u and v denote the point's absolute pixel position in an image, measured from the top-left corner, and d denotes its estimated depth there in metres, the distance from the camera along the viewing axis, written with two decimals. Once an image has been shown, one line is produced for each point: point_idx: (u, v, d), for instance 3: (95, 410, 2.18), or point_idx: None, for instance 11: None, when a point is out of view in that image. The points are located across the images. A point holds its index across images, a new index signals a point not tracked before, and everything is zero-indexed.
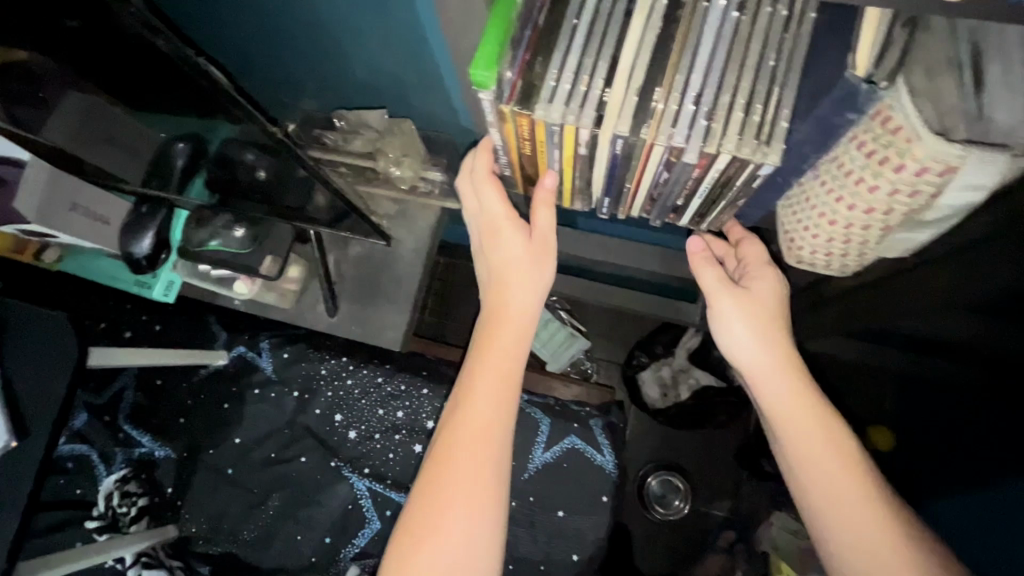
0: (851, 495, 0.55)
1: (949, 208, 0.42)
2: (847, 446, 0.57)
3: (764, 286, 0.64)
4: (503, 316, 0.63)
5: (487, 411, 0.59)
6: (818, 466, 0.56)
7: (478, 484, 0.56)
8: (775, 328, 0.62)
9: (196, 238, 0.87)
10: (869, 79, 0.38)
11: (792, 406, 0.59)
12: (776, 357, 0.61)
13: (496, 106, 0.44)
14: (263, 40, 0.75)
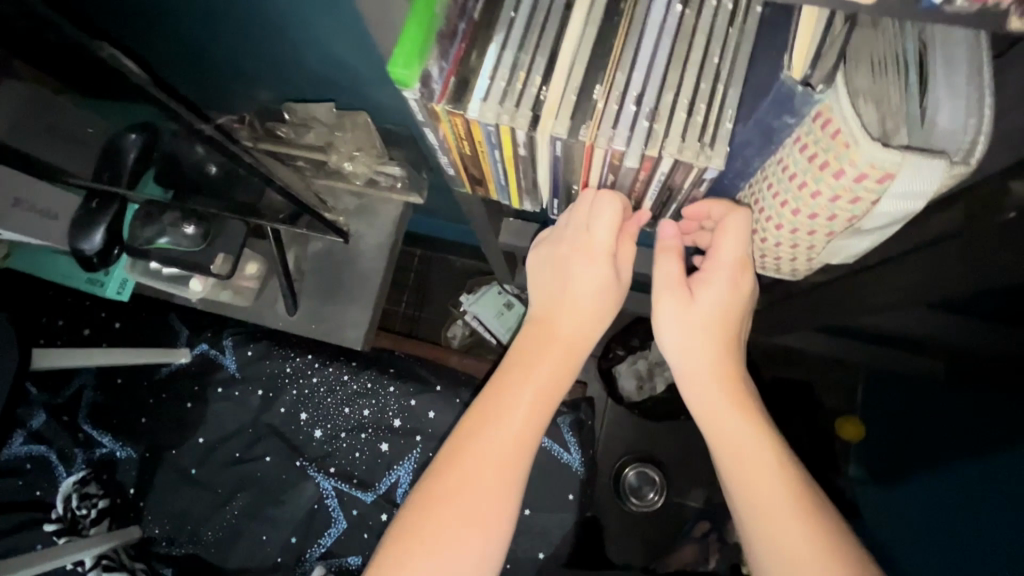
0: (802, 549, 0.47)
1: (889, 216, 0.41)
2: (800, 490, 0.50)
3: (716, 285, 0.54)
4: (552, 340, 0.56)
5: (519, 433, 0.53)
6: (767, 512, 0.49)
7: (503, 486, 0.51)
8: (717, 342, 0.55)
9: (143, 235, 0.81)
10: (804, 82, 0.36)
11: (737, 440, 0.52)
12: (722, 378, 0.54)
13: (426, 105, 0.41)
14: (209, 26, 0.71)
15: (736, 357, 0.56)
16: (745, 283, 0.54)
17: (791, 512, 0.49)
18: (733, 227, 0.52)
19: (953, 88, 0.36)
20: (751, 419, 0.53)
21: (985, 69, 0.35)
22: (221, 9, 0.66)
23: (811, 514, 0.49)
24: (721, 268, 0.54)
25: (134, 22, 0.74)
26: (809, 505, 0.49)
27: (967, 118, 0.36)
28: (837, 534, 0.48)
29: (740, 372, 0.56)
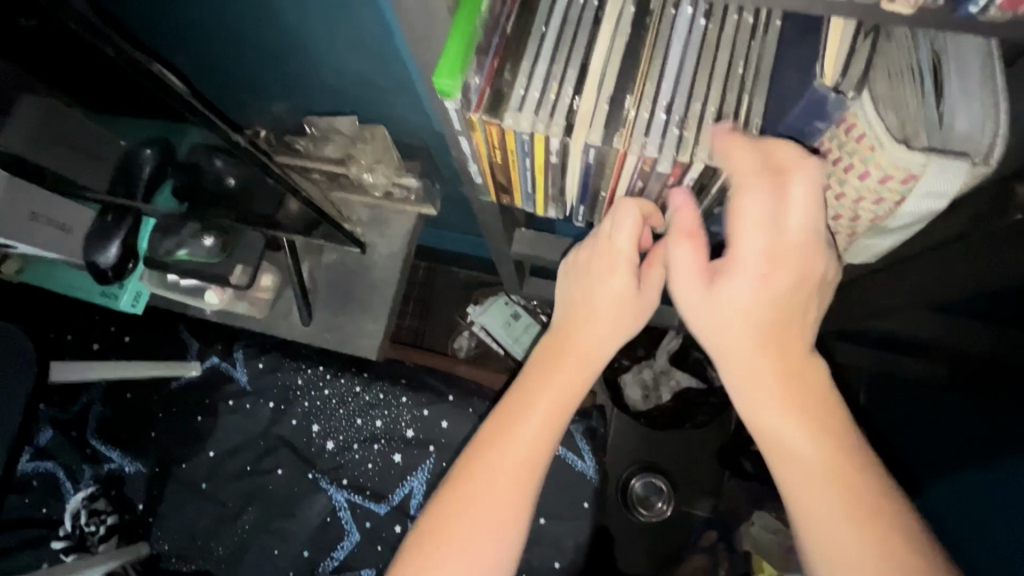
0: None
1: (912, 216, 0.43)
2: (873, 506, 0.42)
3: (749, 260, 0.44)
4: (567, 353, 0.56)
5: (534, 444, 0.51)
6: (832, 538, 0.42)
7: (514, 499, 0.50)
8: (759, 330, 0.45)
9: (163, 247, 0.84)
10: (836, 89, 0.38)
11: (793, 444, 0.44)
12: (774, 380, 0.45)
13: (464, 114, 0.43)
14: (231, 43, 0.73)
15: (794, 346, 0.46)
16: (785, 250, 0.44)
17: (861, 537, 0.41)
18: (747, 163, 0.41)
19: (971, 95, 0.38)
20: (813, 424, 0.44)
21: (999, 76, 0.37)
22: (245, 27, 0.68)
23: (886, 537, 0.41)
24: (753, 235, 0.44)
25: (156, 40, 0.76)
26: (887, 526, 0.41)
27: (984, 121, 0.38)
28: (920, 559, 0.41)
29: (803, 363, 0.46)
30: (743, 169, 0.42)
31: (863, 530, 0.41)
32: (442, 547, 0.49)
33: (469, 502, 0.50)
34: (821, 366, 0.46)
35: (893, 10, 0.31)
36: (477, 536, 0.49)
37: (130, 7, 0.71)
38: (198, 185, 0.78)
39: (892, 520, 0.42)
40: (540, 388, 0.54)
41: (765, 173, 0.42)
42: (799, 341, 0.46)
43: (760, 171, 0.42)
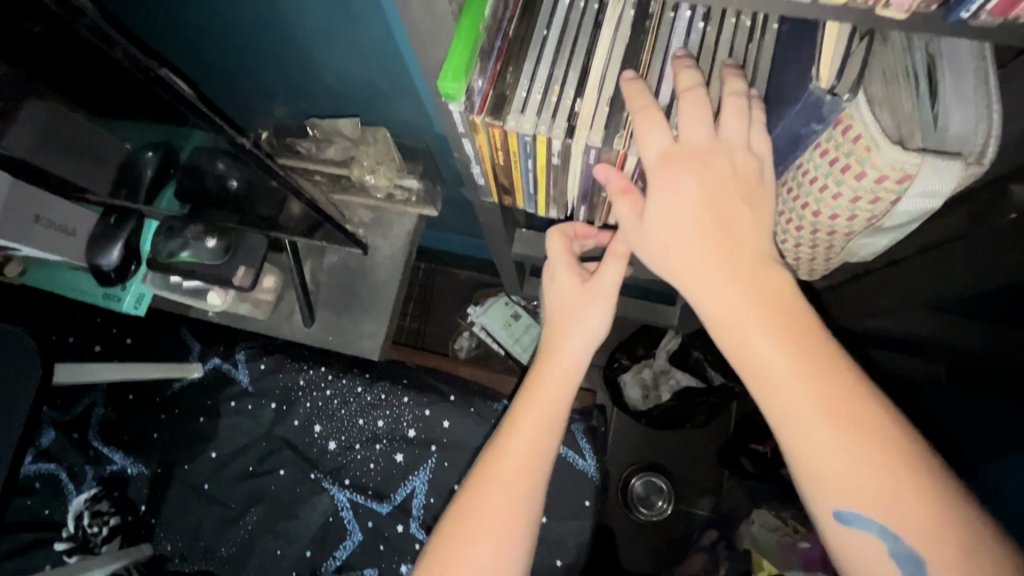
0: (852, 472, 0.40)
1: (907, 215, 0.44)
2: (851, 406, 0.41)
3: (686, 176, 0.43)
4: (552, 373, 0.59)
5: (526, 462, 0.55)
6: (812, 444, 0.41)
7: (513, 519, 0.53)
8: (708, 235, 0.44)
9: (166, 248, 0.86)
10: (831, 92, 0.38)
11: (758, 354, 0.42)
12: (737, 291, 0.43)
13: (467, 117, 0.44)
14: (234, 46, 0.74)
15: (748, 251, 0.44)
16: (722, 164, 0.43)
17: (840, 439, 0.40)
18: (691, 100, 0.42)
19: (964, 97, 0.39)
20: (779, 330, 0.42)
21: (993, 77, 0.38)
22: (248, 30, 0.69)
23: (865, 435, 0.40)
24: (688, 153, 0.43)
25: (159, 43, 0.77)
26: (866, 425, 0.40)
27: (977, 122, 0.39)
28: (899, 453, 0.40)
29: (760, 269, 0.44)
30: (636, 107, 0.42)
31: (842, 432, 0.40)
32: (462, 548, 0.52)
33: (484, 504, 0.53)
34: (780, 268, 0.44)
35: (887, 17, 0.33)
36: (494, 533, 0.52)
37: (133, 11, 0.72)
38: (200, 187, 0.79)
39: (870, 416, 0.41)
40: (539, 388, 0.58)
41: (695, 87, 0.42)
42: (752, 248, 0.44)
43: (697, 95, 0.41)
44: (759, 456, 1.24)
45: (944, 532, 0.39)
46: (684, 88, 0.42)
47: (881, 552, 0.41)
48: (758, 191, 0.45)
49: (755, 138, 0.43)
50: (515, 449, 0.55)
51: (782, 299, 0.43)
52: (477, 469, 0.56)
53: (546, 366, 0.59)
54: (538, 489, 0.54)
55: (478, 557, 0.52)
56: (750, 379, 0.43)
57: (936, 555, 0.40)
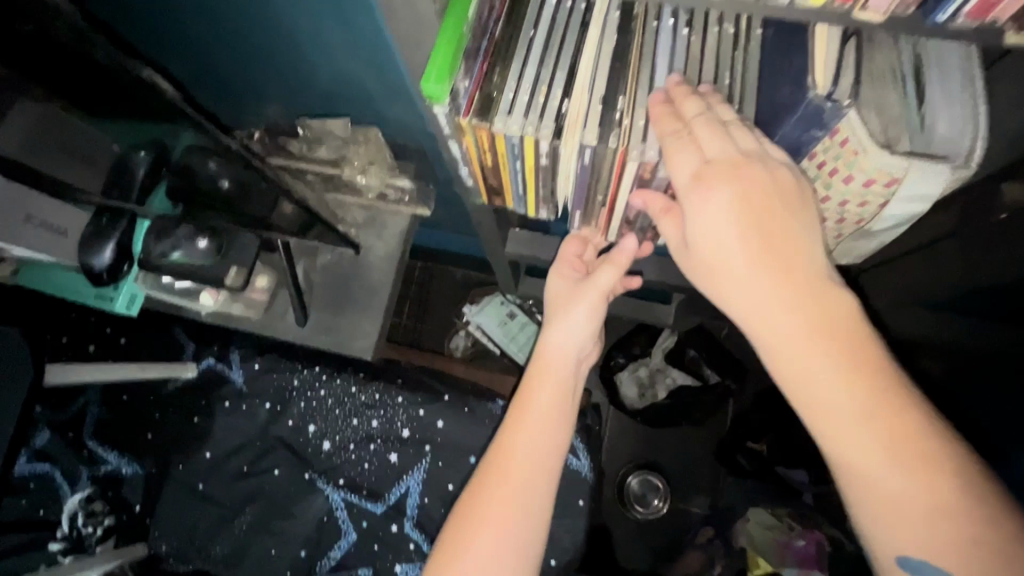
0: (914, 509, 0.39)
1: (897, 218, 0.44)
2: (911, 438, 0.39)
3: (723, 194, 0.42)
4: (555, 371, 0.61)
5: (530, 456, 0.56)
6: (869, 475, 0.40)
7: (519, 509, 0.54)
8: (762, 259, 0.42)
9: (158, 250, 0.84)
10: (830, 98, 0.38)
11: (814, 384, 0.41)
12: (793, 317, 0.41)
13: (452, 118, 0.44)
14: (225, 46, 0.74)
15: (804, 274, 0.42)
16: (760, 178, 0.41)
17: (899, 471, 0.39)
18: (688, 105, 0.41)
19: (953, 98, 0.39)
20: (838, 357, 0.40)
21: (978, 80, 0.38)
22: (239, 30, 0.69)
23: (928, 471, 0.39)
24: (724, 171, 0.42)
25: (150, 43, 0.77)
26: (928, 459, 0.39)
27: (964, 125, 0.39)
28: (963, 491, 0.38)
29: (816, 291, 0.42)
30: (664, 129, 0.42)
31: (900, 464, 0.39)
32: (465, 540, 0.53)
33: (487, 496, 0.54)
34: (840, 291, 0.42)
35: (864, 19, 0.35)
36: (498, 525, 0.53)
37: (123, 12, 0.72)
38: (192, 188, 0.78)
39: (930, 449, 0.39)
40: (539, 387, 0.60)
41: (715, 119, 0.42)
42: (806, 268, 0.42)
43: (707, 118, 0.41)
44: (755, 454, 1.27)
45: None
46: (690, 116, 0.41)
47: None
48: (800, 201, 0.43)
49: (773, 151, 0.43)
50: (521, 444, 0.57)
51: (840, 327, 0.41)
52: (486, 467, 0.57)
53: (544, 364, 0.62)
54: (543, 482, 0.55)
55: (481, 546, 0.52)
56: (806, 408, 0.41)
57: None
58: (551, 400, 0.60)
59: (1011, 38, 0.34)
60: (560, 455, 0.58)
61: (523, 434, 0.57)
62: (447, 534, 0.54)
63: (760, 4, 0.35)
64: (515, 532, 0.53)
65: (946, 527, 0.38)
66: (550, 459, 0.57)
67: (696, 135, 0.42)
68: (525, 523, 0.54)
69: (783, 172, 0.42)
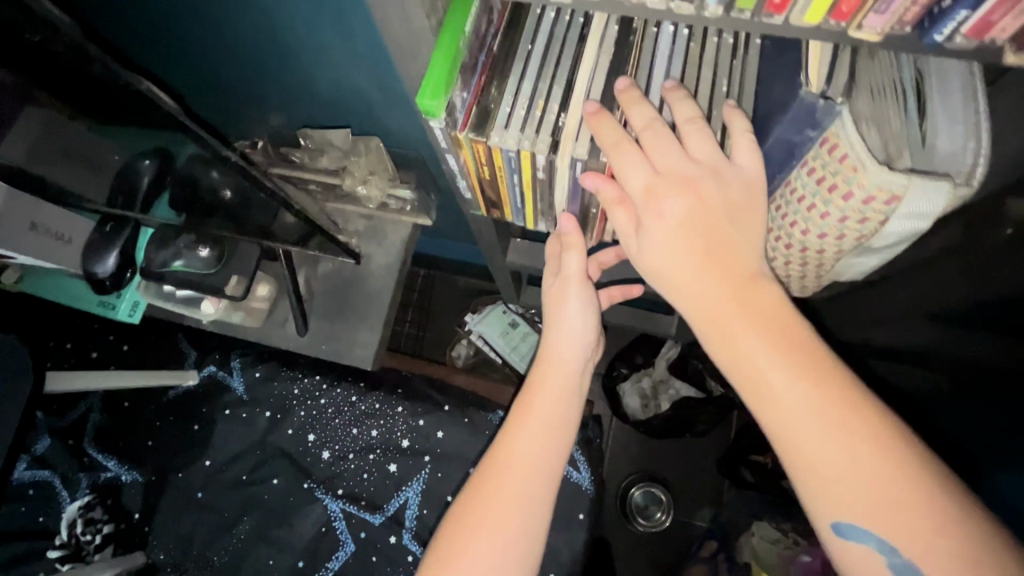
0: (863, 492, 0.38)
1: (897, 235, 0.43)
2: (857, 423, 0.39)
3: (672, 203, 0.42)
4: (558, 367, 0.61)
5: (533, 454, 0.55)
6: (817, 460, 0.39)
7: (518, 509, 0.52)
8: (703, 257, 0.43)
9: (158, 258, 0.86)
10: (824, 95, 0.38)
11: (757, 366, 0.41)
12: (730, 304, 0.42)
13: (450, 133, 0.44)
14: (228, 58, 0.75)
15: (741, 266, 0.43)
16: (708, 186, 0.42)
17: (846, 455, 0.38)
18: (638, 115, 0.42)
19: (954, 115, 0.39)
20: (779, 345, 0.41)
21: (980, 93, 0.38)
22: (242, 42, 0.70)
23: (883, 459, 0.38)
24: (669, 181, 0.42)
25: (156, 54, 0.78)
26: (874, 445, 0.38)
27: (966, 141, 0.39)
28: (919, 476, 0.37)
29: (755, 285, 0.43)
30: (612, 142, 0.42)
31: (850, 449, 0.38)
32: (473, 529, 0.52)
33: (491, 491, 0.53)
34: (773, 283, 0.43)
35: (860, 39, 0.34)
36: (503, 524, 0.52)
37: (129, 24, 0.73)
38: (195, 199, 0.79)
39: (879, 435, 0.38)
40: (541, 387, 0.59)
41: (661, 122, 0.42)
42: (747, 263, 0.43)
43: (656, 128, 0.42)
44: (760, 468, 1.23)
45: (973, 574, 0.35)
46: (638, 127, 0.42)
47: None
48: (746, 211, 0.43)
49: (743, 159, 0.42)
50: (519, 443, 0.56)
51: (778, 313, 0.42)
52: (482, 467, 0.56)
53: (545, 367, 0.61)
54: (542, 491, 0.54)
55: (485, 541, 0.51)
56: (751, 394, 0.41)
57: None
58: (554, 397, 0.58)
59: (1010, 59, 0.33)
60: (566, 451, 0.57)
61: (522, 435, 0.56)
62: (446, 532, 0.53)
63: (752, 22, 0.35)
64: (515, 534, 0.52)
65: (894, 507, 0.37)
66: (550, 461, 0.55)
67: (646, 150, 0.43)
68: (530, 521, 0.53)
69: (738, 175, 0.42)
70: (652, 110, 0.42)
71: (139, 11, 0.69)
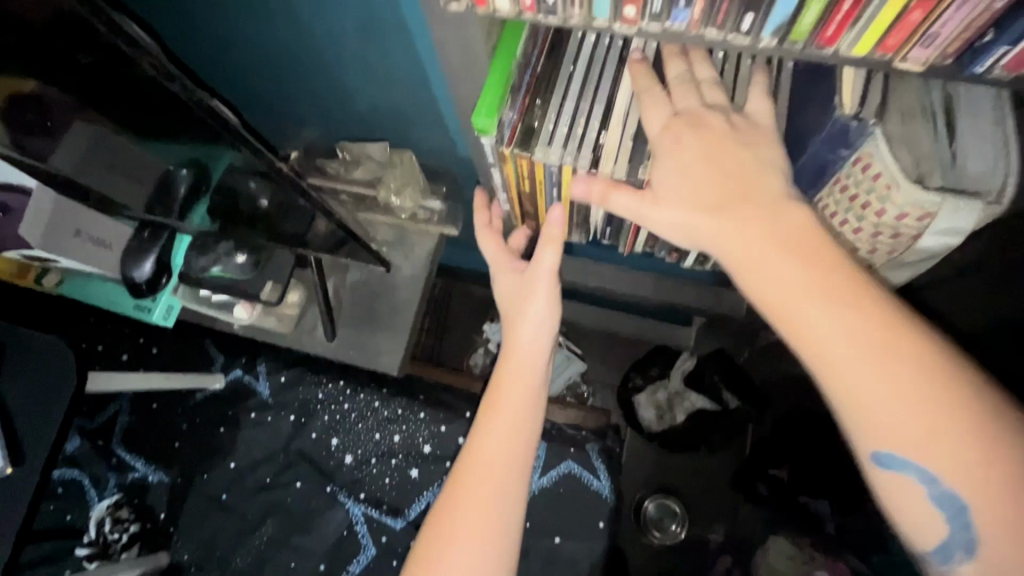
0: (897, 409, 0.40)
1: (929, 251, 0.46)
2: (897, 347, 0.40)
3: (689, 141, 0.44)
4: (517, 369, 0.61)
5: (496, 465, 0.56)
6: (853, 382, 0.41)
7: (483, 522, 0.54)
8: (728, 191, 0.44)
9: (199, 264, 0.89)
10: (857, 117, 0.41)
11: (787, 293, 0.42)
12: (760, 236, 0.43)
13: (498, 148, 0.48)
14: (272, 76, 0.78)
15: (767, 199, 0.44)
16: (719, 124, 0.44)
17: (885, 379, 0.40)
18: (679, 93, 0.45)
19: (983, 139, 0.41)
20: (815, 285, 0.42)
21: (1008, 120, 0.40)
22: (287, 62, 0.74)
23: (916, 375, 0.40)
24: (687, 121, 0.44)
25: (200, 71, 0.82)
26: (906, 361, 0.40)
27: (994, 162, 0.40)
28: (953, 389, 0.40)
29: (783, 214, 0.44)
30: (642, 84, 0.45)
31: (884, 369, 0.40)
32: (439, 550, 0.53)
33: (459, 510, 0.55)
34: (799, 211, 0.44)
35: (904, 68, 0.38)
36: (471, 540, 0.54)
37: (179, 45, 0.78)
38: (233, 208, 0.80)
39: (911, 350, 0.40)
40: (504, 390, 0.60)
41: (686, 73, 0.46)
42: (772, 193, 0.44)
43: (682, 80, 0.46)
44: (776, 482, 1.24)
45: (1000, 482, 0.39)
46: (670, 76, 0.46)
47: (920, 491, 0.41)
48: (765, 145, 0.45)
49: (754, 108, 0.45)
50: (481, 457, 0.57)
51: (804, 239, 0.43)
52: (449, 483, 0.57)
53: (510, 367, 0.61)
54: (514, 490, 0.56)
55: (455, 559, 0.53)
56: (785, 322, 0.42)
57: (984, 497, 0.39)
58: (515, 404, 0.59)
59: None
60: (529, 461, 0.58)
61: (484, 447, 0.57)
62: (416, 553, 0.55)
63: (802, 52, 0.39)
64: (490, 541, 0.54)
65: (929, 420, 0.40)
66: (514, 468, 0.57)
67: (671, 92, 0.46)
68: (500, 532, 0.55)
69: (750, 119, 0.45)
70: (697, 98, 0.45)
71: (192, 33, 0.73)
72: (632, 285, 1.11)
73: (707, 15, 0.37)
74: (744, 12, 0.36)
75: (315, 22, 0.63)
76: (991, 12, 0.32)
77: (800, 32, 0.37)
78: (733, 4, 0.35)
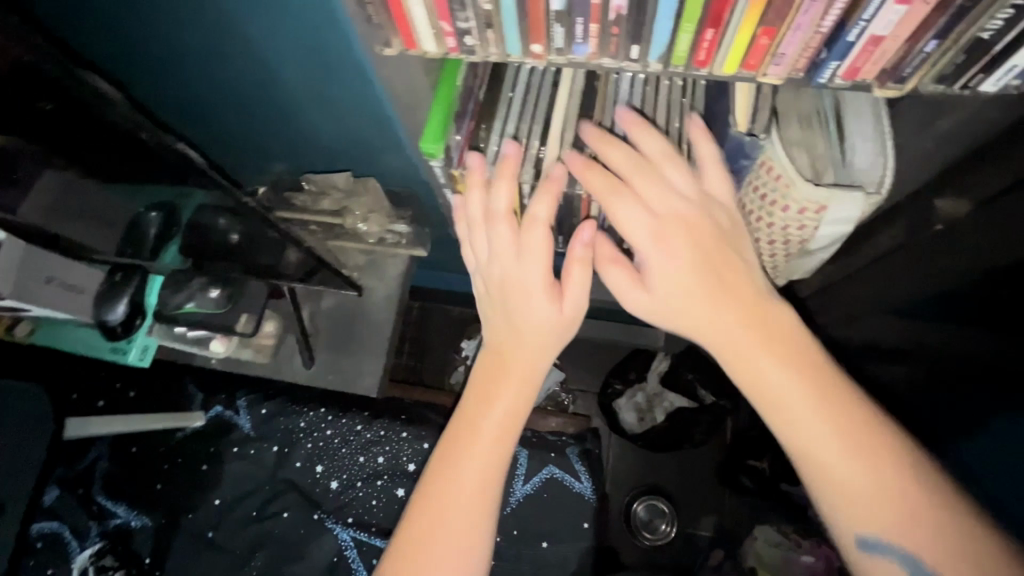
0: (873, 492, 0.44)
1: (828, 238, 0.53)
2: (868, 431, 0.45)
3: (676, 244, 0.50)
4: (509, 371, 0.57)
5: (482, 472, 0.54)
6: (831, 457, 0.44)
7: (468, 528, 0.53)
8: (707, 288, 0.50)
9: (173, 302, 0.90)
10: (749, 132, 0.48)
11: (769, 378, 0.47)
12: (740, 329, 0.49)
13: (447, 169, 0.56)
14: (236, 117, 0.82)
15: (742, 294, 0.50)
16: (693, 224, 0.50)
17: (863, 464, 0.44)
18: (644, 183, 0.50)
19: (867, 136, 0.48)
20: (793, 369, 0.47)
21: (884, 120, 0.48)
22: (251, 104, 0.77)
23: (886, 456, 0.44)
24: (666, 223, 0.50)
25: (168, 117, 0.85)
26: (876, 444, 0.44)
27: (877, 157, 0.48)
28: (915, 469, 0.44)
29: (761, 310, 0.49)
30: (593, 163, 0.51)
31: (859, 449, 0.44)
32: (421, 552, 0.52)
33: (444, 516, 0.53)
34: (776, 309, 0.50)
35: (768, 82, 0.45)
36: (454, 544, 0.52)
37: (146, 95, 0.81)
38: (205, 242, 0.83)
39: (879, 433, 0.45)
40: (499, 392, 0.56)
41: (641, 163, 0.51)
42: (749, 291, 0.50)
43: (639, 166, 0.51)
44: (756, 472, 1.28)
45: (964, 557, 0.42)
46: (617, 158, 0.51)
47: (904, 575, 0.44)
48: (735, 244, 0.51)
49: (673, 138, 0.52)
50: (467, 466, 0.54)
51: (779, 332, 0.48)
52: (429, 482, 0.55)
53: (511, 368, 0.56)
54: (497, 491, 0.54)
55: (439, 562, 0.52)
56: (769, 407, 0.47)
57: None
58: (506, 411, 0.56)
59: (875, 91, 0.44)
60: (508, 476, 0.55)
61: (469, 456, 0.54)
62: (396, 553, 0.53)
63: (684, 73, 0.45)
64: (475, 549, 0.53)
65: (900, 503, 0.43)
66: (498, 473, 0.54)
67: (636, 185, 0.51)
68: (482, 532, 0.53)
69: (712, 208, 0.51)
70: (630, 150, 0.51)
71: (157, 84, 0.77)
72: (598, 290, 1.15)
73: (602, 48, 0.43)
74: (631, 44, 0.42)
75: (274, 65, 0.67)
76: (820, 34, 0.39)
77: (678, 57, 0.43)
78: (621, 37, 0.41)
